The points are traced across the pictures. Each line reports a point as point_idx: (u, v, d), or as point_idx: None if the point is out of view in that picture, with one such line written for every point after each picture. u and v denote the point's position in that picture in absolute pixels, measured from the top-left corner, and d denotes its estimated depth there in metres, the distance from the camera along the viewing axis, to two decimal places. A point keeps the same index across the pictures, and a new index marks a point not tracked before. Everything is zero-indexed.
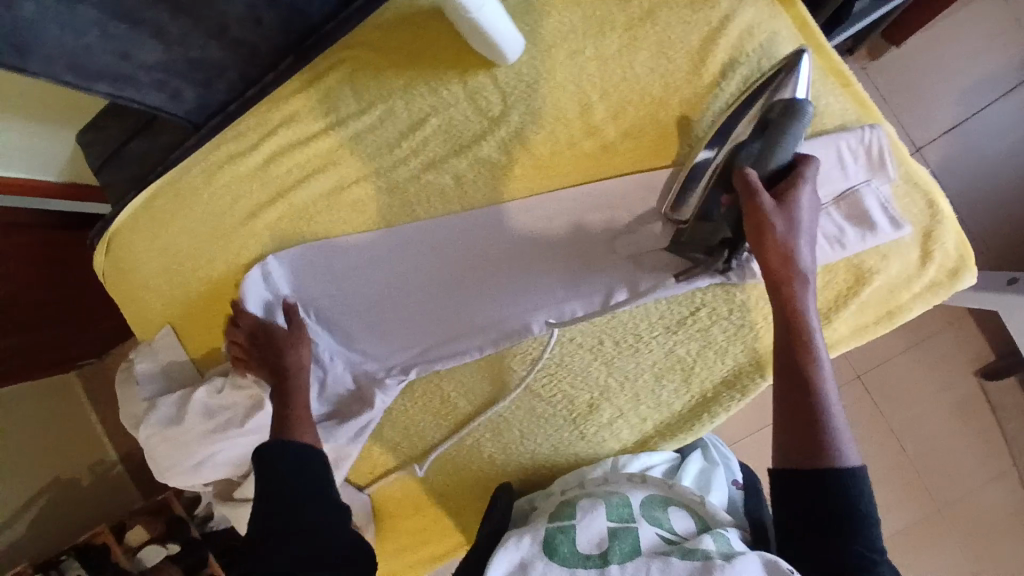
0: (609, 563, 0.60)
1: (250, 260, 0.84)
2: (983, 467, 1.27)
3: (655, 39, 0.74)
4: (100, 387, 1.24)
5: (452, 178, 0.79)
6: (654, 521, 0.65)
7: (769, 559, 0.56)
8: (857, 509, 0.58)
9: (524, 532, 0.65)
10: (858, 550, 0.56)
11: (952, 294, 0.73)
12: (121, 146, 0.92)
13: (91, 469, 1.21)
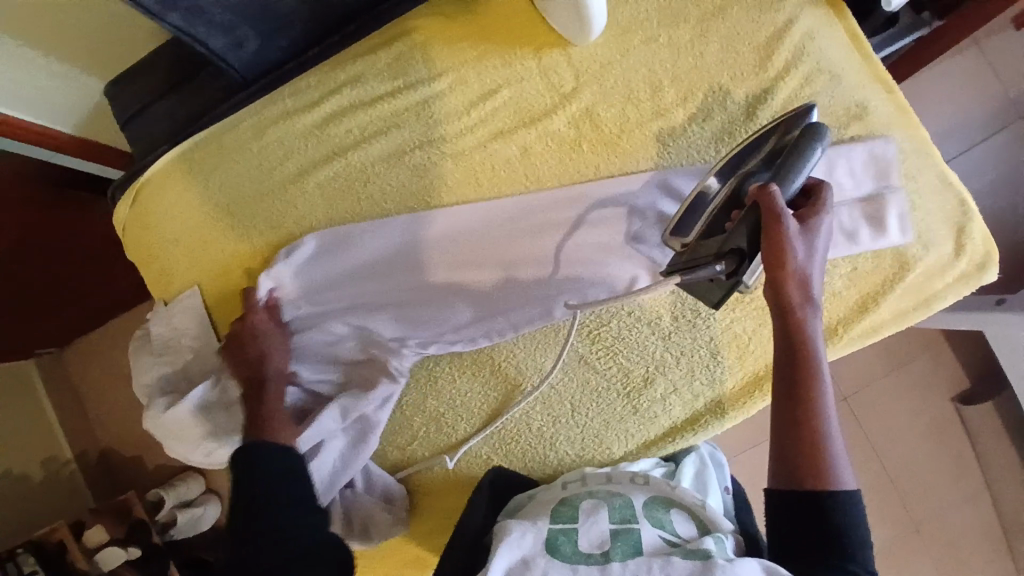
0: (610, 562, 0.63)
1: (299, 217, 0.83)
2: (948, 482, 1.47)
3: (724, 33, 0.78)
4: (88, 364, 1.32)
5: (519, 149, 0.81)
6: (656, 522, 0.69)
7: (764, 564, 0.59)
8: (847, 527, 0.61)
9: (526, 529, 0.67)
10: (847, 565, 0.60)
11: (977, 286, 0.79)
12: (150, 100, 0.92)
13: (44, 465, 1.27)
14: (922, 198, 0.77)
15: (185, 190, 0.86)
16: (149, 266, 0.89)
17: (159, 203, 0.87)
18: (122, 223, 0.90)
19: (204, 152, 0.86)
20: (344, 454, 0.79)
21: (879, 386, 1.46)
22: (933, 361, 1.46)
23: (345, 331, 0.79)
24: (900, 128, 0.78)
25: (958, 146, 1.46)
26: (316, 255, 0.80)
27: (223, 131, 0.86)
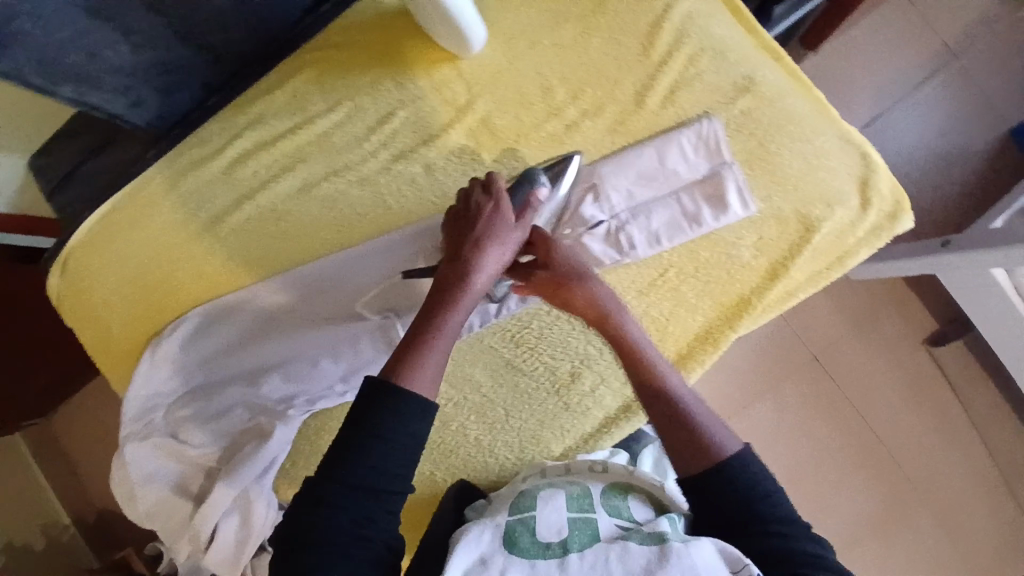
0: (567, 554, 0.59)
1: (218, 264, 0.85)
2: (933, 432, 1.44)
3: (606, 27, 0.79)
4: (73, 430, 1.35)
5: (422, 166, 0.82)
6: (613, 509, 0.66)
7: (721, 545, 0.55)
8: (755, 489, 0.58)
9: (483, 525, 0.62)
10: (770, 526, 0.56)
11: (893, 237, 0.79)
12: (73, 168, 0.94)
13: (45, 532, 1.31)
14: (823, 157, 0.77)
15: (112, 252, 0.87)
16: (86, 330, 0.89)
17: (88, 268, 0.88)
18: (58, 296, 0.90)
19: (123, 214, 0.88)
20: (239, 530, 0.78)
21: (847, 344, 1.45)
22: (901, 313, 1.46)
23: (233, 402, 0.82)
24: (790, 94, 0.78)
25: (897, 96, 1.45)
26: (219, 312, 0.83)
27: (139, 189, 0.88)
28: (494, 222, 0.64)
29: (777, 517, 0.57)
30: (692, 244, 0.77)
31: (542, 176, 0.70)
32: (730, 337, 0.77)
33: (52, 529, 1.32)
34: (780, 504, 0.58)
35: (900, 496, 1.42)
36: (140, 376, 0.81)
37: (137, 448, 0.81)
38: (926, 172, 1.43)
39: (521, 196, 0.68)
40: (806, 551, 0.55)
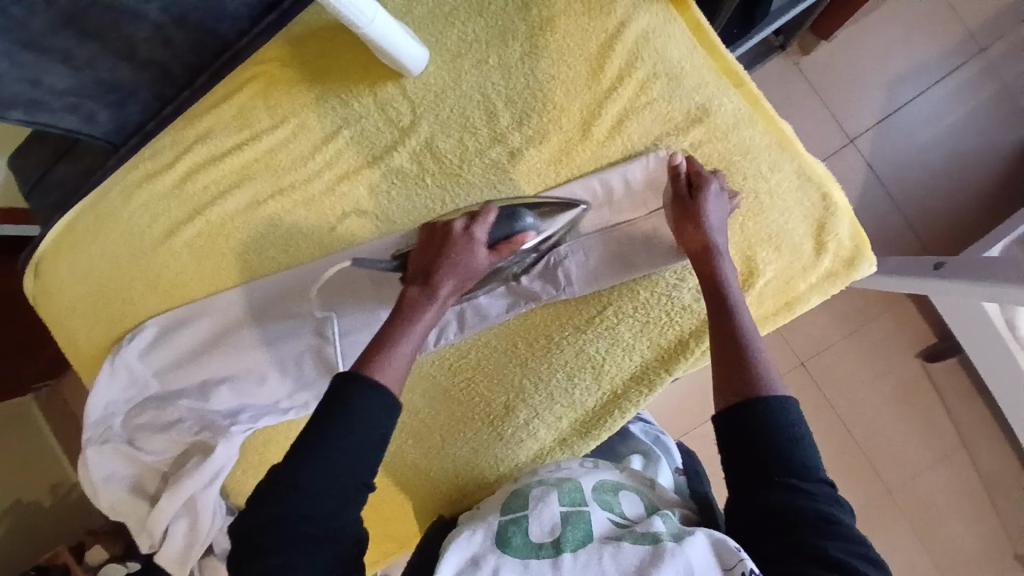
0: (561, 553, 0.59)
1: (171, 279, 0.84)
2: (927, 450, 1.33)
3: (554, 47, 0.75)
4: (76, 398, 1.40)
5: (365, 188, 0.80)
6: (605, 505, 0.65)
7: (719, 539, 0.56)
8: (784, 442, 0.57)
9: (476, 527, 0.63)
10: (790, 480, 0.56)
11: (850, 284, 0.75)
12: (44, 171, 0.93)
13: (52, 490, 1.36)
14: (775, 198, 0.73)
15: (77, 260, 0.86)
16: (54, 332, 0.90)
17: (54, 271, 0.88)
18: (33, 297, 0.91)
19: (86, 220, 0.87)
20: (188, 535, 0.83)
21: (835, 352, 1.34)
22: (893, 320, 1.34)
23: (183, 413, 0.83)
24: (748, 125, 0.73)
25: (915, 90, 1.25)
26: (172, 324, 0.84)
27: (97, 197, 0.87)
28: (463, 257, 0.68)
29: (793, 470, 0.56)
30: (633, 283, 0.76)
31: (530, 218, 0.71)
32: (664, 380, 0.77)
33: (60, 488, 1.38)
34: (808, 452, 0.57)
35: (877, 504, 1.33)
36: (98, 387, 0.83)
37: (95, 453, 0.82)
38: (939, 177, 1.26)
39: (502, 233, 0.70)
40: (823, 513, 0.54)
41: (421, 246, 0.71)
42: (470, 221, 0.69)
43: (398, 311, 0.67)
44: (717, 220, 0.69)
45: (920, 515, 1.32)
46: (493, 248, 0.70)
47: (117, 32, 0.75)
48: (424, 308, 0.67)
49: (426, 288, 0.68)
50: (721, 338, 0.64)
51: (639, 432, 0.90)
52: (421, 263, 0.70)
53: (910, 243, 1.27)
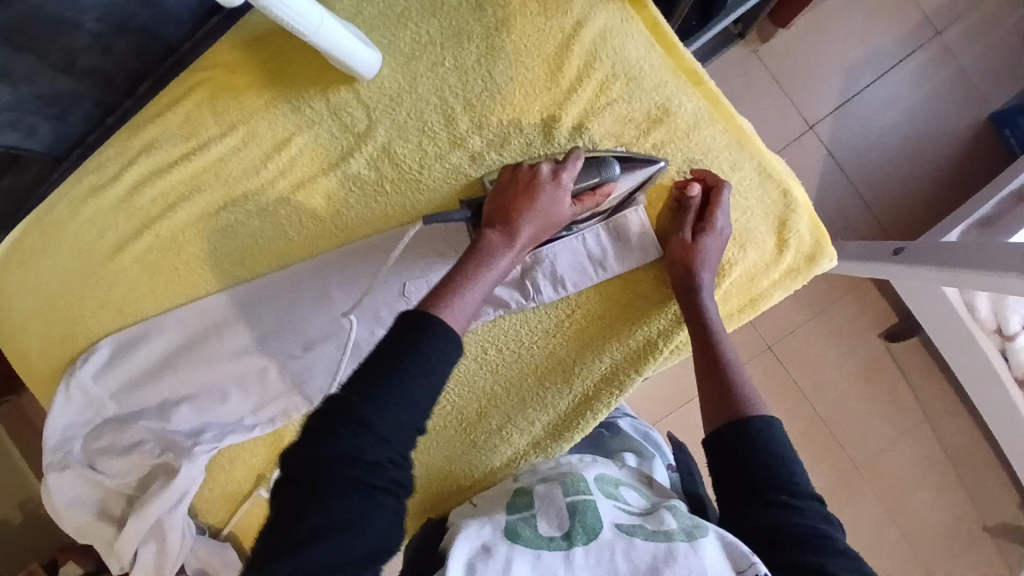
0: (573, 545, 0.58)
1: (124, 297, 0.81)
2: (891, 425, 1.37)
3: (511, 48, 0.73)
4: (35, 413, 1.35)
5: (322, 197, 0.78)
6: (609, 495, 0.66)
7: (728, 542, 0.56)
8: (775, 460, 0.60)
9: (485, 520, 0.63)
10: (781, 497, 0.59)
11: (812, 278, 0.76)
12: None
13: (21, 507, 1.31)
14: (737, 196, 0.74)
15: (24, 279, 0.83)
16: (7, 352, 0.86)
17: (2, 290, 0.84)
18: None
19: (31, 238, 0.82)
20: (156, 558, 0.81)
21: (803, 334, 1.37)
22: (858, 301, 1.37)
23: (144, 434, 0.80)
24: (709, 123, 0.73)
25: (873, 74, 1.26)
26: (129, 342, 0.81)
27: (46, 211, 0.82)
28: (540, 203, 0.67)
29: (787, 488, 0.59)
30: (600, 287, 0.76)
31: (617, 169, 0.70)
32: (633, 380, 0.77)
33: (29, 503, 1.32)
34: (797, 473, 0.61)
35: (847, 479, 1.37)
36: (54, 410, 0.80)
37: (56, 479, 0.79)
38: (898, 160, 1.28)
39: (587, 183, 0.70)
40: (815, 530, 0.57)
41: (503, 187, 0.70)
42: (557, 167, 0.69)
43: (472, 250, 0.65)
44: (714, 259, 0.71)
45: (887, 487, 1.37)
46: (577, 198, 0.70)
47: (53, 41, 0.70)
48: (502, 252, 0.66)
49: (508, 231, 0.67)
50: (708, 368, 0.69)
51: (628, 428, 0.88)
52: (500, 202, 0.68)
53: (873, 226, 1.29)
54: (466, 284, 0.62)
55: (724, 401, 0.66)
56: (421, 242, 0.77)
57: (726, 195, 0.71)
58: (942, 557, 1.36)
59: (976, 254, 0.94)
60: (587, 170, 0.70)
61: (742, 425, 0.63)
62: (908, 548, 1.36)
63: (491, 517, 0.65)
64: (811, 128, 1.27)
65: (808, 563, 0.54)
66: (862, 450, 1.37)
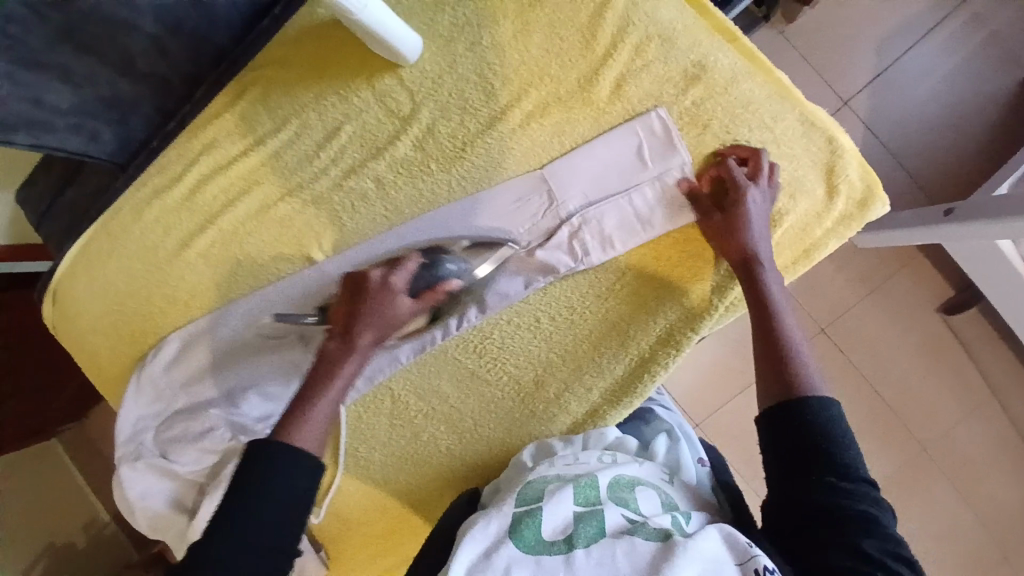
0: (575, 548, 0.58)
1: (190, 291, 0.85)
2: (959, 402, 1.30)
3: (546, 21, 0.76)
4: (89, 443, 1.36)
5: (373, 181, 0.81)
6: (619, 501, 0.63)
7: (728, 533, 0.58)
8: (825, 439, 0.61)
9: (492, 516, 0.62)
10: (829, 480, 0.59)
11: (865, 225, 0.75)
12: (54, 198, 0.92)
13: (86, 531, 1.30)
14: (781, 146, 0.74)
15: (92, 282, 0.87)
16: (79, 355, 0.90)
17: (70, 295, 0.88)
18: (52, 325, 0.91)
19: (99, 242, 0.87)
20: None
21: (858, 312, 1.31)
22: (912, 276, 1.30)
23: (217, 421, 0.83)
24: (747, 77, 0.74)
25: (905, 44, 1.25)
26: (196, 336, 0.84)
27: (113, 213, 0.86)
28: (377, 309, 0.68)
29: (835, 468, 0.60)
30: (650, 246, 0.76)
31: (451, 266, 0.73)
32: (690, 339, 0.77)
33: (93, 528, 1.31)
34: (847, 449, 0.61)
35: (914, 461, 1.30)
36: (126, 403, 0.83)
37: (129, 471, 0.82)
38: (939, 129, 1.25)
39: (424, 282, 0.71)
40: (862, 513, 0.58)
41: (339, 300, 0.70)
42: (387, 271, 0.70)
43: (319, 364, 0.67)
44: (760, 227, 0.71)
45: (957, 467, 1.30)
46: (416, 296, 0.70)
47: (113, 42, 0.76)
48: (343, 360, 0.67)
49: (345, 340, 0.68)
50: (764, 332, 0.69)
51: (665, 416, 0.86)
52: (339, 313, 0.69)
53: (919, 196, 1.26)
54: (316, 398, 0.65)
55: (780, 374, 0.66)
56: (465, 222, 0.78)
57: (733, 166, 0.72)
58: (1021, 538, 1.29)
59: None
60: (423, 272, 0.71)
61: (793, 408, 0.63)
62: (983, 531, 1.29)
63: (499, 509, 0.64)
64: (847, 102, 1.26)
65: (850, 547, 0.56)
66: (927, 431, 1.30)
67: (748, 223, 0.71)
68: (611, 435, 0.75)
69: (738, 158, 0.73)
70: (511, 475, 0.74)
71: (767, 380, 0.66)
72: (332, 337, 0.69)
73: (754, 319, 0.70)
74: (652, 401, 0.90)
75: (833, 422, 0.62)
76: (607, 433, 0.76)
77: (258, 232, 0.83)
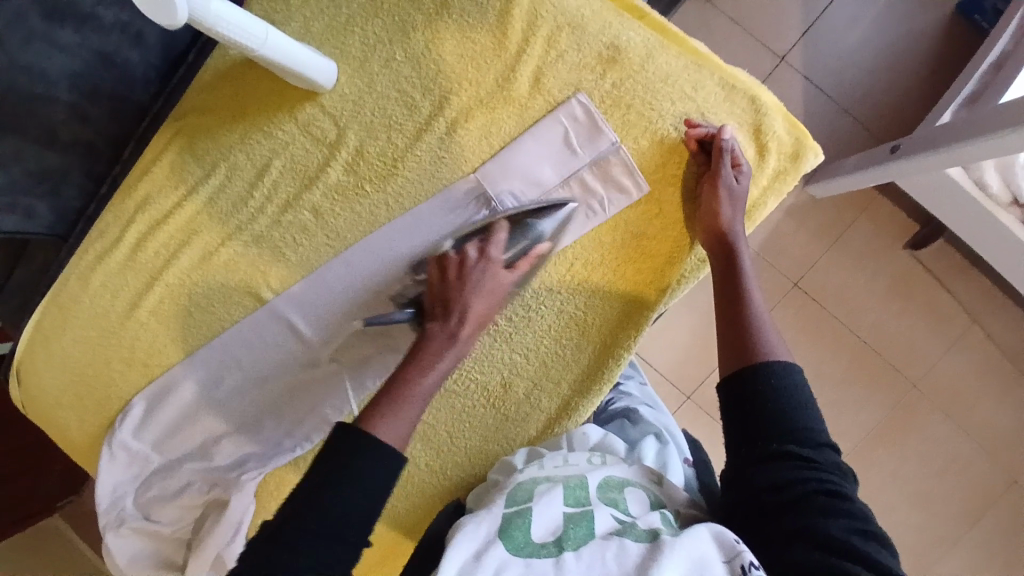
0: (564, 551, 0.56)
1: (146, 353, 0.83)
2: (939, 336, 1.30)
3: (455, 26, 0.76)
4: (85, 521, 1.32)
5: (311, 212, 0.80)
6: (609, 502, 0.62)
7: (715, 530, 0.57)
8: (786, 406, 0.61)
9: (480, 519, 0.60)
10: (790, 448, 0.59)
11: (801, 177, 0.77)
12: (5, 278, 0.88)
13: None
14: (706, 115, 0.75)
15: (51, 359, 0.85)
16: (52, 432, 0.88)
17: (32, 373, 0.86)
18: (21, 404, 0.90)
19: (52, 315, 0.85)
20: None
21: (828, 263, 1.31)
22: (872, 219, 1.31)
23: (192, 475, 0.81)
24: (661, 50, 0.75)
25: None
26: (161, 393, 0.82)
27: (60, 287, 0.85)
28: (477, 281, 0.68)
29: (796, 436, 0.60)
30: (595, 239, 0.77)
31: (541, 228, 0.74)
32: (650, 319, 0.77)
33: None
34: (807, 418, 0.61)
35: (905, 400, 1.31)
36: (101, 472, 0.80)
37: (114, 538, 0.80)
38: (876, 71, 1.26)
39: (518, 249, 0.72)
40: (823, 489, 0.57)
41: (435, 282, 0.69)
42: (482, 244, 0.70)
43: (418, 348, 0.65)
44: (736, 208, 0.72)
45: (948, 399, 1.30)
46: (512, 265, 0.71)
47: (31, 118, 0.72)
48: (449, 342, 0.65)
49: (449, 318, 0.66)
50: (726, 308, 0.70)
51: (650, 417, 0.87)
52: (439, 297, 0.68)
53: (867, 139, 1.27)
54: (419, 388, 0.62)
55: (744, 347, 0.66)
56: (408, 236, 0.78)
57: (729, 140, 0.73)
58: (1018, 457, 1.30)
59: (970, 127, 0.92)
60: (515, 239, 0.72)
61: (754, 372, 0.63)
62: (985, 459, 1.30)
63: (489, 513, 0.63)
64: (783, 58, 1.26)
65: (810, 523, 0.55)
66: (912, 368, 1.31)
67: (732, 201, 0.72)
68: (593, 436, 0.75)
69: (731, 133, 0.74)
70: (500, 477, 0.74)
71: (727, 350, 0.67)
72: (439, 318, 0.67)
73: (718, 292, 0.71)
74: (636, 403, 0.91)
75: (797, 391, 0.62)
76: (590, 433, 0.76)
77: (206, 282, 0.82)
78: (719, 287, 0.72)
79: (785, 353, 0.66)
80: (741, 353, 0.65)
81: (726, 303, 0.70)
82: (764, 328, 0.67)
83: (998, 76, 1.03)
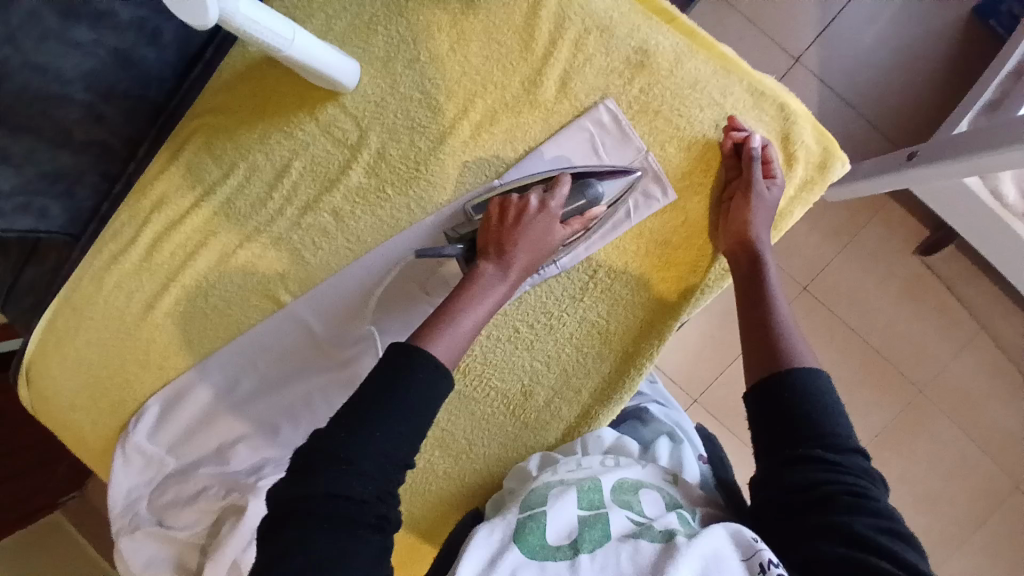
0: (579, 553, 0.56)
1: (163, 354, 0.82)
2: (949, 341, 1.30)
3: (481, 28, 0.76)
4: (87, 518, 1.30)
5: (331, 214, 0.79)
6: (624, 504, 0.62)
7: (733, 530, 0.56)
8: (812, 411, 0.61)
9: (496, 523, 0.61)
10: (815, 452, 0.59)
11: (828, 186, 0.78)
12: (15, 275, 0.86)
13: None
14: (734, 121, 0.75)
15: (62, 360, 0.83)
16: (63, 434, 0.87)
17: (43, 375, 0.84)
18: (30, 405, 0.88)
19: (63, 314, 0.83)
20: None
21: (839, 265, 1.31)
22: (885, 223, 1.30)
23: (208, 479, 0.80)
24: (690, 55, 0.75)
25: None
26: (174, 397, 0.82)
27: (72, 284, 0.83)
28: (533, 232, 0.67)
29: (823, 439, 0.59)
30: (619, 246, 0.76)
31: (599, 189, 0.71)
32: (673, 326, 0.77)
33: None
34: (835, 423, 0.60)
35: (914, 403, 1.31)
36: (115, 476, 0.80)
37: (128, 543, 0.78)
38: (891, 74, 1.25)
39: (576, 206, 0.70)
40: (849, 489, 0.56)
41: (491, 222, 0.69)
42: (545, 194, 0.69)
43: (465, 284, 0.65)
44: (764, 218, 0.72)
45: (955, 403, 1.31)
46: (566, 221, 0.70)
47: (44, 115, 0.70)
48: (495, 285, 0.66)
49: (500, 265, 0.66)
50: (751, 315, 0.70)
51: (661, 416, 0.86)
52: (493, 237, 0.67)
53: (881, 143, 1.26)
54: (456, 321, 0.62)
55: (770, 354, 0.65)
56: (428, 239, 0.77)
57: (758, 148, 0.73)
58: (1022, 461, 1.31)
59: (992, 137, 0.92)
60: (574, 197, 0.70)
61: (781, 379, 0.63)
62: (991, 462, 1.31)
63: (503, 518, 0.63)
64: (798, 60, 1.25)
65: (837, 522, 0.55)
66: (922, 372, 1.31)
67: (760, 210, 0.72)
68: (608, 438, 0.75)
69: (760, 141, 0.74)
70: (516, 483, 0.73)
71: (755, 359, 0.66)
72: (490, 260, 0.66)
73: (743, 298, 0.72)
74: (647, 402, 0.91)
75: (824, 398, 0.61)
76: (604, 436, 0.76)
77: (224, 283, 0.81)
78: (741, 298, 0.72)
79: (812, 359, 0.66)
80: (768, 362, 0.65)
81: (752, 310, 0.70)
82: (793, 335, 0.67)
83: (1016, 85, 1.02)
